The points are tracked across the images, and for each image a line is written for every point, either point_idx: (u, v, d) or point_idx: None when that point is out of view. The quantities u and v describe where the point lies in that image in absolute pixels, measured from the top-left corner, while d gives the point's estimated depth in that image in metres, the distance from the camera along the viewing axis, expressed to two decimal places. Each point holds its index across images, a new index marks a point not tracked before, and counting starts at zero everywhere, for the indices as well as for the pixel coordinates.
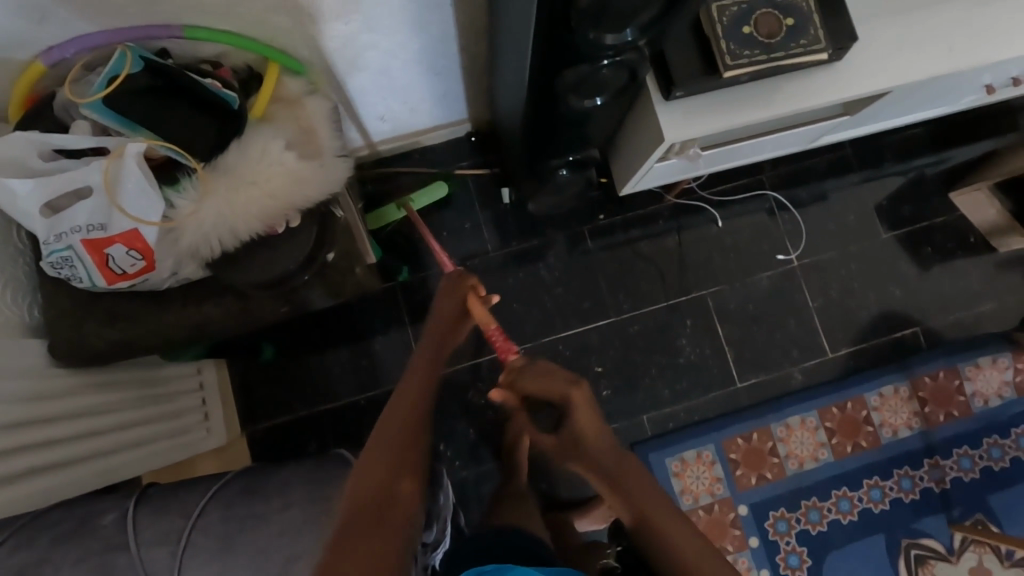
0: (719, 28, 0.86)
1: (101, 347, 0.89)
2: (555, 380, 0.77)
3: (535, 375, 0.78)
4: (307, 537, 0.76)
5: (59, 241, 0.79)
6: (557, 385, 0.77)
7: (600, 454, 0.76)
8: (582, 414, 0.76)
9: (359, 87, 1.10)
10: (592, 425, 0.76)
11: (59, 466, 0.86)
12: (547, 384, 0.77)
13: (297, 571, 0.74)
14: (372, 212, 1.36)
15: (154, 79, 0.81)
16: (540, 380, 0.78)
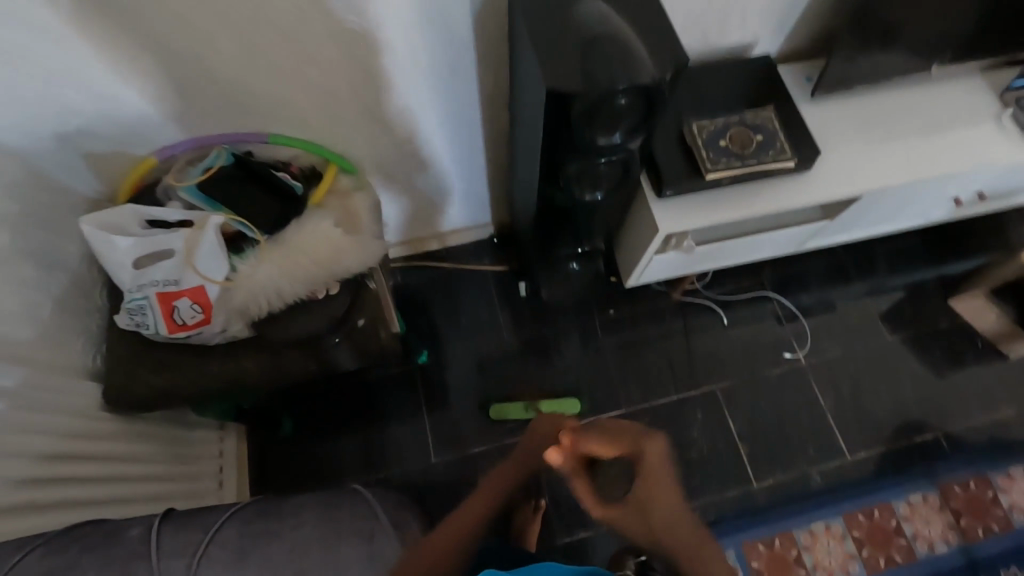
0: (699, 141, 1.04)
1: (146, 394, 0.98)
2: (624, 441, 0.69)
3: (600, 436, 0.71)
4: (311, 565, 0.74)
5: (138, 292, 0.94)
6: (626, 443, 0.69)
7: (685, 540, 0.62)
8: (658, 479, 0.65)
9: (398, 185, 1.31)
10: (670, 491, 0.65)
11: (81, 505, 0.90)
12: (612, 443, 0.70)
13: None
14: (501, 407, 1.46)
15: (237, 169, 1.02)
16: (605, 444, 0.70)
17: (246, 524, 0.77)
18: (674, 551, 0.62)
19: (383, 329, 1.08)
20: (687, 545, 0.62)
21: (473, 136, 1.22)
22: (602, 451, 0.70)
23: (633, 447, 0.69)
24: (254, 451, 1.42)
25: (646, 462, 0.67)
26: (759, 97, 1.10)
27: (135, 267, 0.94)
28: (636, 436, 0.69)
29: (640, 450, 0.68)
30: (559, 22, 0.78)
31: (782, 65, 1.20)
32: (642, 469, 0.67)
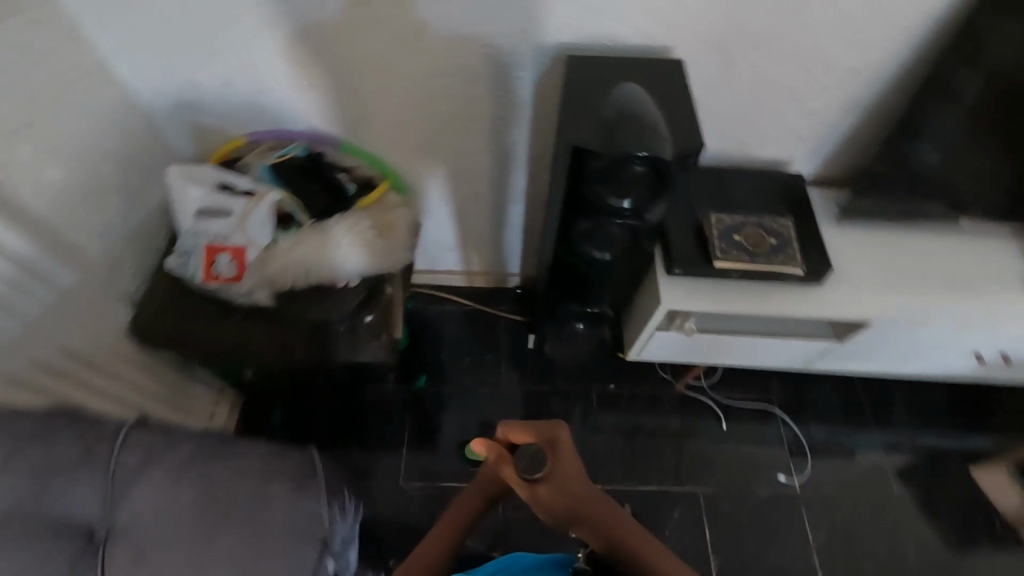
0: (714, 231, 1.11)
1: (165, 331, 1.08)
2: (542, 428, 0.64)
3: (519, 421, 0.66)
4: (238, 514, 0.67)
5: (191, 238, 1.07)
6: (542, 430, 0.64)
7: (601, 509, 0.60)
8: (574, 466, 0.62)
9: (440, 214, 1.44)
10: (588, 475, 0.62)
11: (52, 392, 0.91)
12: (528, 431, 0.65)
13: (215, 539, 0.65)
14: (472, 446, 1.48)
15: (306, 162, 1.18)
16: (524, 432, 0.65)
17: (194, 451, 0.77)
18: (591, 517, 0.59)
19: (385, 334, 1.14)
20: (610, 527, 0.59)
21: (515, 186, 1.35)
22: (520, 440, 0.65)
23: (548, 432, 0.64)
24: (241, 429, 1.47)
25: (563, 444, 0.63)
26: (783, 206, 1.17)
27: (196, 217, 1.08)
28: (549, 423, 0.64)
29: (556, 436, 0.63)
30: (599, 98, 0.92)
31: (813, 187, 1.28)
32: (558, 453, 0.62)
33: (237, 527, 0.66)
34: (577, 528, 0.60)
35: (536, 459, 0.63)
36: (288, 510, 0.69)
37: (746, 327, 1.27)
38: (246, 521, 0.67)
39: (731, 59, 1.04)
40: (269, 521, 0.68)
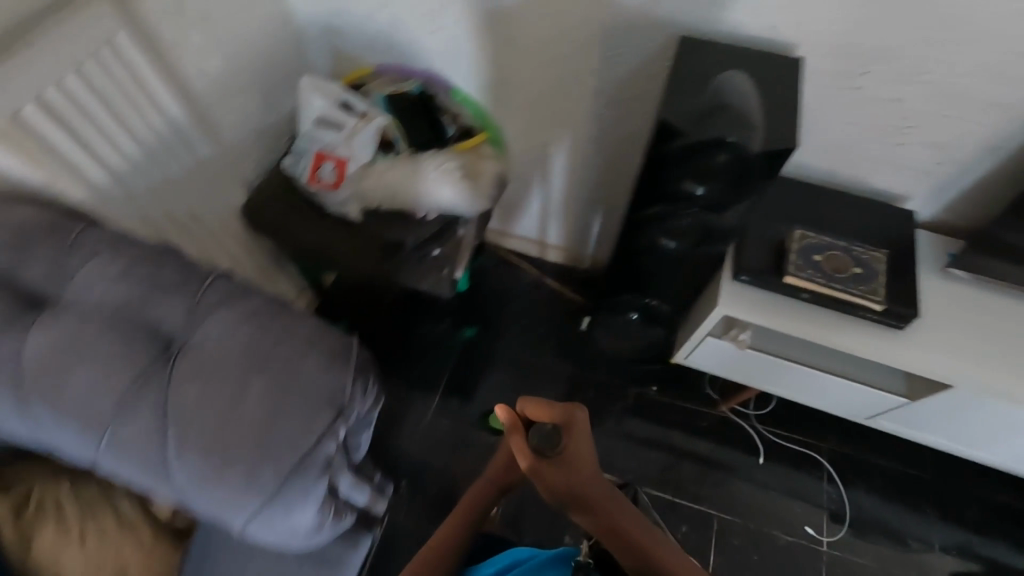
0: (795, 246, 1.06)
1: (266, 217, 1.22)
2: (559, 410, 0.75)
3: (537, 399, 0.76)
4: (272, 361, 0.75)
5: (307, 143, 1.22)
6: (559, 412, 0.75)
7: (599, 489, 0.71)
8: (581, 446, 0.73)
9: (529, 177, 1.50)
10: (591, 457, 0.73)
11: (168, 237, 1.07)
12: (547, 411, 0.75)
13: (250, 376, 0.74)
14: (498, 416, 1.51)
15: (419, 98, 1.28)
16: (541, 412, 0.75)
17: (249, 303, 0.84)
18: (590, 495, 0.71)
19: (447, 269, 1.22)
20: (603, 503, 0.70)
21: (605, 162, 1.37)
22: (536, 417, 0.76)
23: (564, 414, 0.75)
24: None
25: (574, 426, 0.75)
26: (882, 240, 1.08)
27: (315, 124, 1.22)
28: (565, 406, 0.75)
29: (571, 418, 0.74)
30: (700, 81, 0.91)
31: (925, 230, 1.17)
32: (569, 433, 0.74)
33: (271, 368, 0.74)
34: (576, 502, 0.71)
35: (547, 435, 0.73)
36: (316, 368, 0.76)
37: (809, 359, 1.19)
38: (277, 371, 0.74)
39: (859, 71, 0.96)
40: (299, 373, 0.75)
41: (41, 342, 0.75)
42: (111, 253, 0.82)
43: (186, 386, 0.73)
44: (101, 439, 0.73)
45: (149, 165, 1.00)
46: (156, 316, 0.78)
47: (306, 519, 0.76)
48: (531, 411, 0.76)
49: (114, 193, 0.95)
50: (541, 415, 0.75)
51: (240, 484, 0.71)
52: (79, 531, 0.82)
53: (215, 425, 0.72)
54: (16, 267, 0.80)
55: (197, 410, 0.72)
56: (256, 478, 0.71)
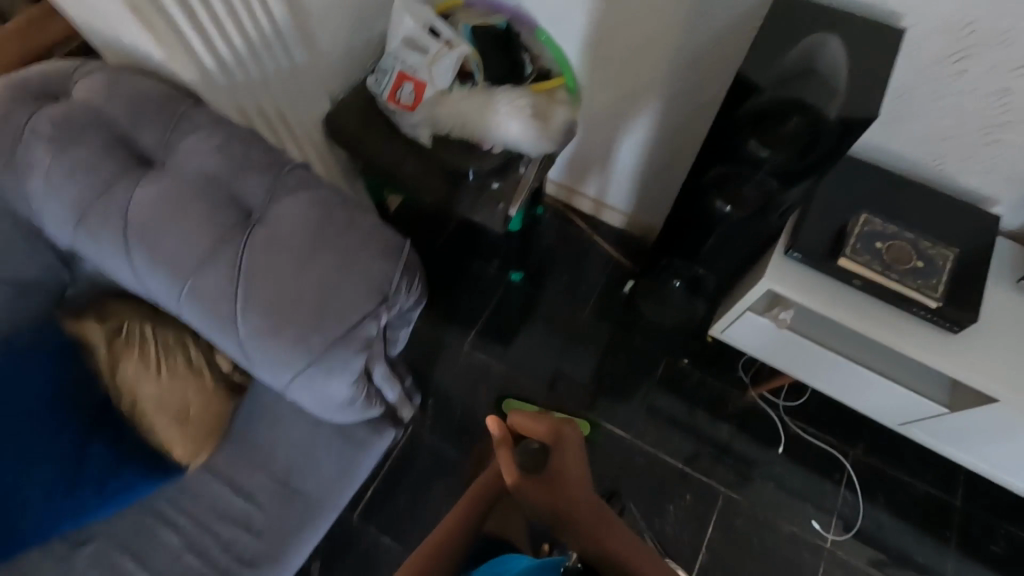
0: (856, 230, 1.02)
1: (345, 130, 1.30)
2: (548, 421, 0.89)
3: (525, 415, 0.91)
4: (332, 247, 0.83)
5: (391, 62, 1.25)
6: (548, 422, 0.89)
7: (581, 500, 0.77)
8: (565, 458, 0.83)
9: (597, 131, 1.51)
10: (575, 470, 0.82)
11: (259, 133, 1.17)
12: (536, 424, 0.90)
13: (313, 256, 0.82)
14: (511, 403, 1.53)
15: (503, 34, 1.29)
16: (532, 423, 0.90)
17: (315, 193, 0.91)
18: (574, 504, 0.76)
19: (502, 205, 1.27)
20: (590, 511, 0.76)
21: (678, 125, 1.36)
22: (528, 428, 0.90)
23: (552, 425, 0.88)
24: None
25: (561, 439, 0.86)
26: (954, 239, 1.03)
27: (400, 44, 1.25)
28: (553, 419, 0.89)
29: (559, 428, 0.87)
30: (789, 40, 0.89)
31: (1005, 240, 1.10)
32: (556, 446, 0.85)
33: (333, 249, 0.83)
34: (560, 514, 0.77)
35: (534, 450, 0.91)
36: (370, 258, 0.84)
37: (850, 351, 1.16)
38: (336, 255, 0.82)
39: (970, 53, 0.89)
40: (357, 259, 0.83)
41: (145, 194, 0.86)
42: (210, 130, 0.91)
43: (259, 252, 0.82)
44: (183, 285, 0.84)
45: (253, 62, 1.08)
46: (241, 192, 0.87)
47: (340, 391, 0.86)
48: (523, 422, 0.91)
49: (219, 81, 1.04)
50: (531, 426, 0.90)
51: (291, 345, 0.81)
52: (156, 366, 0.96)
53: (278, 290, 0.81)
54: (132, 130, 0.91)
55: (265, 274, 0.82)
56: (306, 343, 0.81)
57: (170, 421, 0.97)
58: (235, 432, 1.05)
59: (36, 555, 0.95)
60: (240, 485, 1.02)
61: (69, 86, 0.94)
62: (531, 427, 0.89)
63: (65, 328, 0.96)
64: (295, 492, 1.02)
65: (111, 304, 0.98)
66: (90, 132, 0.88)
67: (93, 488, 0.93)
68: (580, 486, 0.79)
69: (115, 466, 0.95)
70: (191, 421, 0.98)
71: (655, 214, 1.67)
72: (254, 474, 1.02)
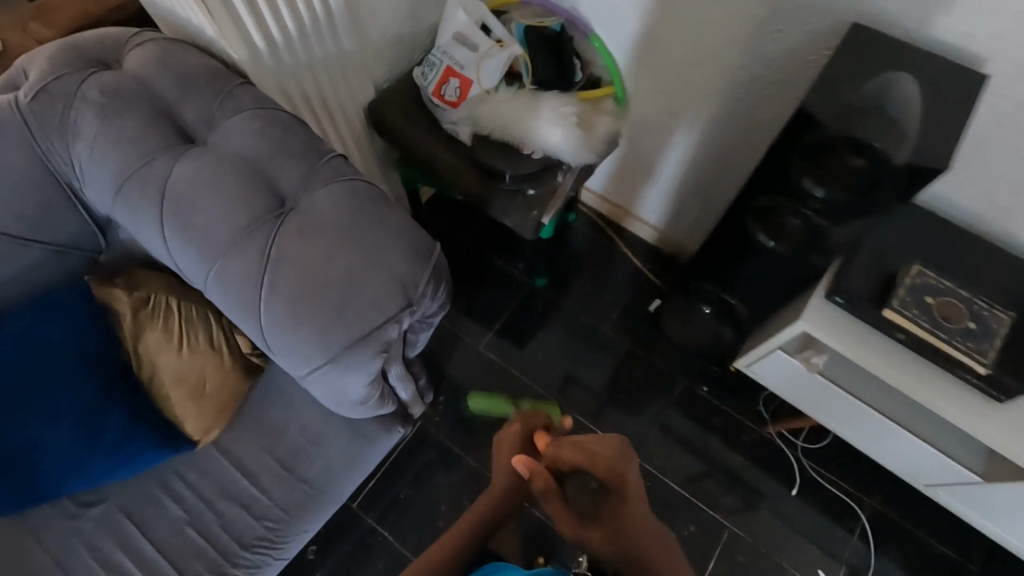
0: (906, 280, 0.96)
1: (386, 119, 1.28)
2: (604, 456, 0.76)
3: (574, 449, 0.78)
4: (357, 242, 0.80)
5: (439, 56, 1.23)
6: (604, 459, 0.76)
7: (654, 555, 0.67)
8: (628, 506, 0.72)
9: (644, 144, 1.46)
10: (641, 516, 0.71)
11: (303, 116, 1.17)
12: (589, 457, 0.77)
13: (339, 246, 0.79)
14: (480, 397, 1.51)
15: (556, 37, 1.26)
16: (586, 453, 0.77)
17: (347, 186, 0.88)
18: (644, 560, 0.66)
19: (536, 211, 1.25)
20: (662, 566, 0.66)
21: (727, 146, 1.31)
22: (583, 460, 0.77)
23: (611, 453, 0.77)
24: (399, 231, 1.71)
25: (621, 480, 0.74)
26: (1012, 301, 0.96)
27: (451, 39, 1.23)
28: (612, 449, 0.78)
29: (616, 468, 0.75)
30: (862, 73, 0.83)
31: None
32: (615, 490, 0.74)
33: (362, 241, 0.80)
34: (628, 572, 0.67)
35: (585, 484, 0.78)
36: (396, 259, 0.80)
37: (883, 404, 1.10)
38: (361, 249, 0.79)
39: None
40: (383, 254, 0.80)
41: (183, 168, 0.85)
42: (254, 112, 0.91)
43: (289, 238, 0.80)
44: (208, 263, 0.83)
45: (303, 45, 1.07)
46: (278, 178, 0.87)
47: (355, 388, 0.84)
48: (575, 445, 0.79)
49: (267, 62, 1.04)
50: (585, 452, 0.78)
51: (311, 336, 0.79)
52: (178, 340, 0.97)
53: (303, 278, 0.78)
54: (177, 103, 0.90)
55: (291, 260, 0.79)
56: (327, 335, 0.79)
57: (186, 395, 0.97)
58: (248, 412, 1.05)
59: (49, 510, 0.97)
60: (246, 465, 1.02)
61: (123, 55, 0.95)
62: (589, 456, 0.77)
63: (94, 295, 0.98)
64: (299, 479, 1.01)
65: (144, 274, 0.99)
66: (136, 104, 0.88)
67: (111, 445, 0.94)
68: (644, 526, 0.70)
69: (128, 431, 0.95)
70: (206, 397, 0.97)
71: (693, 234, 1.61)
72: (261, 456, 1.02)
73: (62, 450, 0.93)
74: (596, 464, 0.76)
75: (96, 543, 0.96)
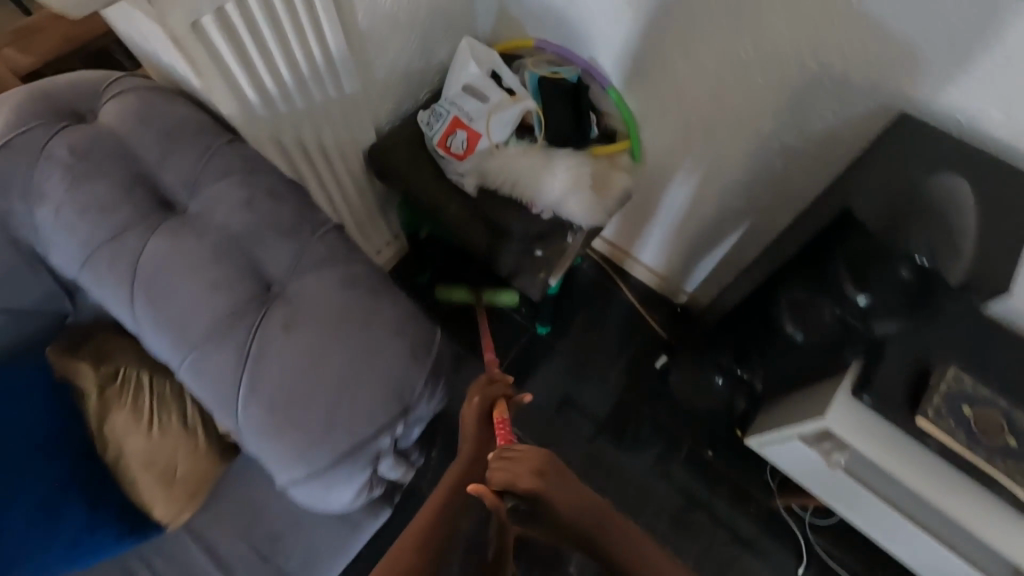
0: (941, 386, 0.89)
1: (386, 166, 1.18)
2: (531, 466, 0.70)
3: (506, 466, 0.71)
4: (358, 344, 0.74)
5: (447, 106, 1.15)
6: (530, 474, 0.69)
7: (605, 528, 0.69)
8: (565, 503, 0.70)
9: (657, 199, 1.38)
10: (582, 500, 0.71)
11: (297, 165, 1.08)
12: (518, 474, 0.70)
13: (337, 347, 0.73)
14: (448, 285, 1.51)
15: (572, 88, 1.18)
16: (512, 465, 0.71)
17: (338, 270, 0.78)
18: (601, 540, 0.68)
19: (543, 273, 1.14)
20: (615, 536, 0.69)
21: (746, 211, 1.23)
22: (511, 474, 0.70)
23: (535, 458, 0.72)
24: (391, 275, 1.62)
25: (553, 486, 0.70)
26: None
27: (460, 89, 1.16)
28: (534, 452, 0.73)
29: (542, 473, 0.71)
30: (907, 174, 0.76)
31: None
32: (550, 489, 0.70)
33: (361, 338, 0.74)
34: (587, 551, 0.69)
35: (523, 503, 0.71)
36: (395, 364, 0.74)
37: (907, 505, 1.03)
38: (363, 354, 0.74)
39: None
40: (383, 352, 0.74)
41: (159, 246, 0.77)
42: (241, 178, 0.82)
43: (282, 333, 0.73)
44: (186, 353, 0.74)
45: (300, 96, 0.98)
46: (263, 258, 0.78)
47: (341, 497, 0.77)
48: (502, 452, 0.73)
49: (259, 114, 0.95)
50: (513, 458, 0.72)
51: (301, 443, 0.71)
52: (148, 421, 0.89)
53: (296, 379, 0.72)
54: (158, 167, 0.82)
55: (283, 358, 0.73)
56: (319, 442, 0.71)
57: (155, 480, 0.88)
58: (225, 490, 0.97)
59: None
60: (220, 552, 0.94)
61: (97, 105, 0.86)
62: (516, 472, 0.69)
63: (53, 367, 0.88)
64: (278, 569, 0.94)
65: (109, 344, 0.90)
66: (111, 167, 0.80)
67: (65, 544, 0.83)
68: (575, 510, 0.69)
69: (88, 522, 0.85)
70: (177, 483, 0.89)
71: (690, 281, 1.56)
72: (237, 542, 0.95)
73: (4, 550, 0.80)
74: (519, 479, 0.69)
75: None
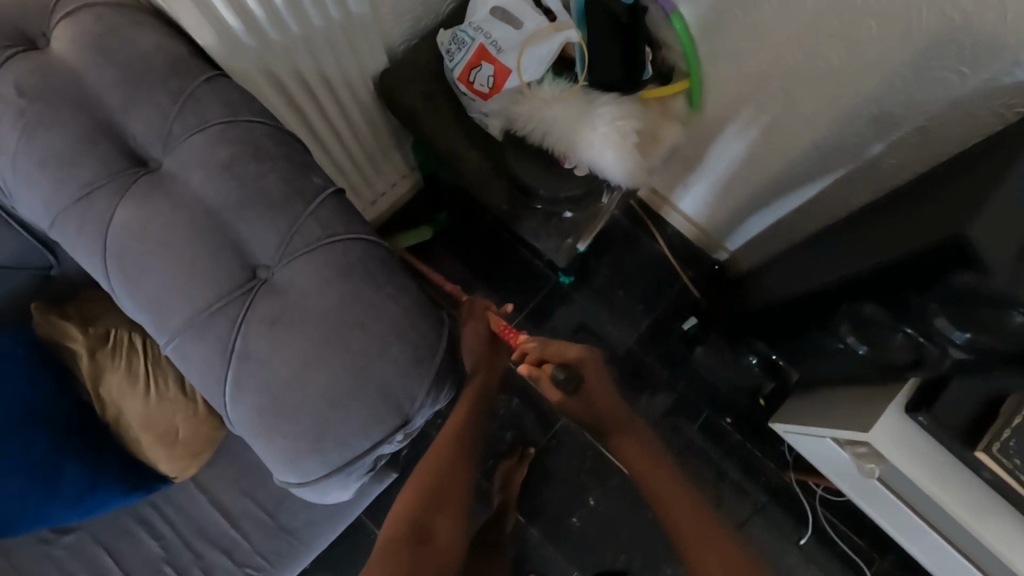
0: (1015, 420, 0.77)
1: (399, 101, 1.01)
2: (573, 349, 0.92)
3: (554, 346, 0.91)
4: (365, 345, 0.68)
5: (472, 31, 0.95)
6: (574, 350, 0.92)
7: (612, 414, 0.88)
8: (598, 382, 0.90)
9: (714, 155, 1.19)
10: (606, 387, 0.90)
11: (293, 99, 0.92)
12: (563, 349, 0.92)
13: (339, 351, 0.67)
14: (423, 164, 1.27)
15: (626, 13, 0.94)
16: (561, 347, 0.93)
17: (337, 258, 0.69)
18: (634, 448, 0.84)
19: (570, 238, 1.03)
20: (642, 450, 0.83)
21: (817, 180, 1.05)
22: (558, 354, 0.91)
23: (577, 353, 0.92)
24: (388, 222, 1.48)
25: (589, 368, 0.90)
26: None
27: (490, 11, 0.95)
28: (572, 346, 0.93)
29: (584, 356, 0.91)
30: None
31: None
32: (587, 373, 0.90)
33: (360, 343, 0.67)
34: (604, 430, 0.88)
35: (570, 380, 0.88)
36: (399, 372, 0.69)
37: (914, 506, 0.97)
38: (366, 359, 0.67)
39: None
40: (384, 361, 0.68)
41: (126, 215, 0.68)
42: (221, 131, 0.70)
43: (272, 334, 0.67)
44: (168, 339, 0.69)
45: (293, 19, 0.80)
46: (250, 236, 0.69)
47: (344, 490, 0.75)
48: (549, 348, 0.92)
49: (246, 44, 0.78)
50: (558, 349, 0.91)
51: (298, 451, 0.67)
52: (144, 384, 0.86)
53: (290, 386, 0.66)
54: (124, 112, 0.70)
55: (275, 365, 0.66)
56: (317, 453, 0.67)
57: (156, 441, 0.86)
58: (229, 448, 0.96)
59: (14, 541, 0.90)
60: (226, 506, 0.94)
61: (50, 28, 0.71)
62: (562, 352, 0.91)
63: (39, 328, 0.85)
64: (282, 527, 0.95)
65: (98, 308, 0.88)
66: (73, 113, 0.68)
67: (69, 500, 0.82)
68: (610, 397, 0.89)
69: (91, 481, 0.84)
70: (178, 445, 0.87)
71: (733, 240, 1.40)
72: (243, 499, 0.94)
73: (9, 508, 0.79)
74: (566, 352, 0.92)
75: (69, 575, 0.90)
